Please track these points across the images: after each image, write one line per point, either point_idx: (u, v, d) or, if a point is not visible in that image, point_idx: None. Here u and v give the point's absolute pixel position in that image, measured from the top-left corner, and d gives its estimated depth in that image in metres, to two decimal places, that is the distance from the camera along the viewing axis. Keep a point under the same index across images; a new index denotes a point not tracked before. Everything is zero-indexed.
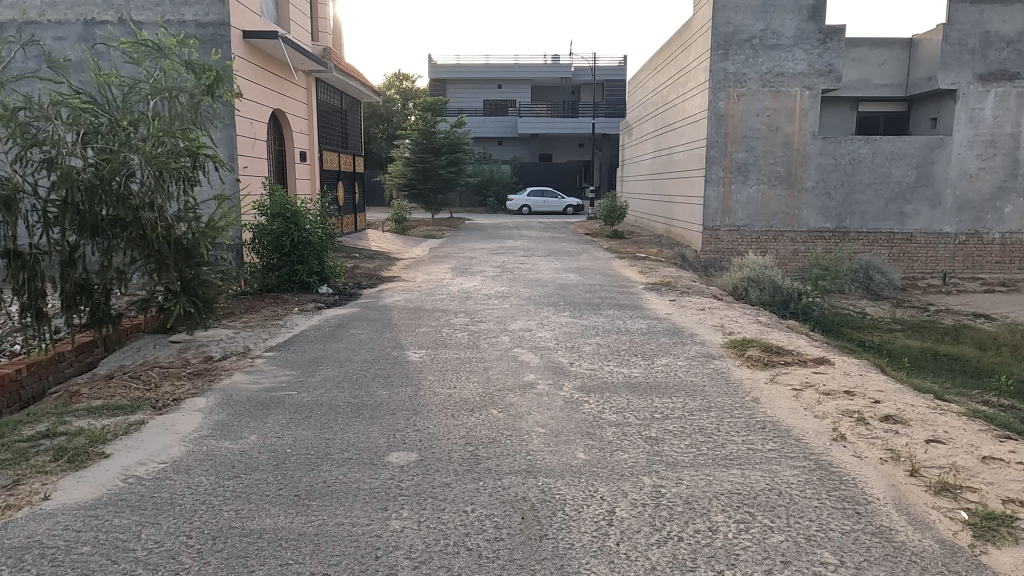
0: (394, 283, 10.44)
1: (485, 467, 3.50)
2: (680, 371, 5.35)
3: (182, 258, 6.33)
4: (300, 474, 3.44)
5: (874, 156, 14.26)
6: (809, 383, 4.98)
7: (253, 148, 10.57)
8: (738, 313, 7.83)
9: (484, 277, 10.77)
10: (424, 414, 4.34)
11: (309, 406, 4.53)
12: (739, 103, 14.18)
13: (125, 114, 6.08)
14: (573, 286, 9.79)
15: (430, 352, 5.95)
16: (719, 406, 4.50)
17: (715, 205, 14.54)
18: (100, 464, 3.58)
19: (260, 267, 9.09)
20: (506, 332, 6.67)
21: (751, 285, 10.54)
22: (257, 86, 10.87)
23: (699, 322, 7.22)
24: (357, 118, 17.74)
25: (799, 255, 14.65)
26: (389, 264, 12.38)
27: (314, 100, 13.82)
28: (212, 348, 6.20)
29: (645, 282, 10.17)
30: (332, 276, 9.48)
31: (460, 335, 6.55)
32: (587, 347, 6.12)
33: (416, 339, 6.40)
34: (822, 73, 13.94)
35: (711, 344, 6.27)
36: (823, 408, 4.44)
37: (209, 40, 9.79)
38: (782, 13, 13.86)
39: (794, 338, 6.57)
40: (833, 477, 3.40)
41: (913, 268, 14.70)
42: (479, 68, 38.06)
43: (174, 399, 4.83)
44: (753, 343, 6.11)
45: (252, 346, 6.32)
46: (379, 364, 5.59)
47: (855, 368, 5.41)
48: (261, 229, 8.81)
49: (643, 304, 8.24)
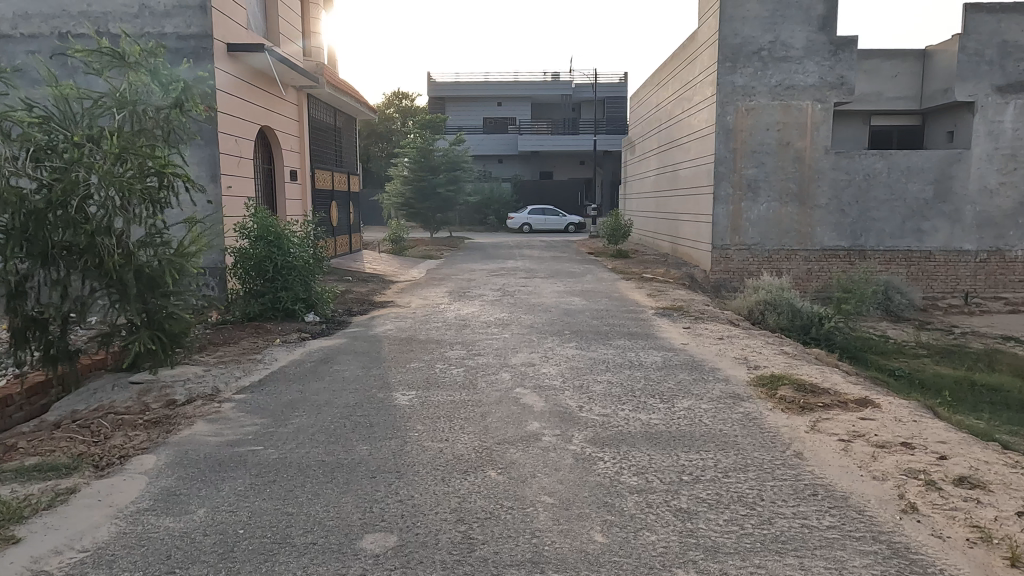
0: (386, 309, 9.77)
1: (481, 557, 2.82)
2: (705, 418, 4.66)
3: (146, 287, 5.81)
4: (249, 569, 2.76)
5: (890, 172, 13.69)
6: (858, 433, 4.28)
7: (237, 167, 10.01)
8: (759, 343, 7.13)
9: (482, 301, 10.11)
10: (409, 478, 3.65)
11: (274, 468, 3.84)
12: (749, 117, 13.68)
13: (84, 130, 5.60)
14: (578, 311, 9.12)
15: (421, 394, 5.26)
16: (757, 464, 3.81)
17: (724, 223, 13.96)
18: (3, 555, 2.89)
19: (243, 294, 8.48)
20: (506, 368, 6.00)
21: (767, 309, 9.84)
22: (243, 102, 10.35)
23: (720, 354, 6.55)
24: (353, 136, 17.16)
25: (814, 275, 14.01)
26: (383, 288, 11.74)
27: (305, 117, 13.26)
28: (177, 389, 5.51)
29: (655, 307, 9.51)
30: (320, 303, 8.80)
31: (455, 372, 5.87)
32: (597, 386, 5.44)
33: (405, 378, 5.71)
34: (834, 85, 13.43)
35: (736, 382, 5.56)
36: (881, 466, 3.76)
37: (191, 53, 9.28)
38: (792, 24, 13.41)
39: (827, 373, 5.90)
40: (915, 570, 2.71)
41: (933, 287, 14.05)
42: (479, 86, 37.46)
43: (121, 457, 4.17)
44: (783, 381, 5.44)
45: (222, 387, 5.62)
46: (361, 411, 4.88)
47: (907, 412, 4.70)
48: (243, 252, 8.25)
49: (656, 332, 7.56)
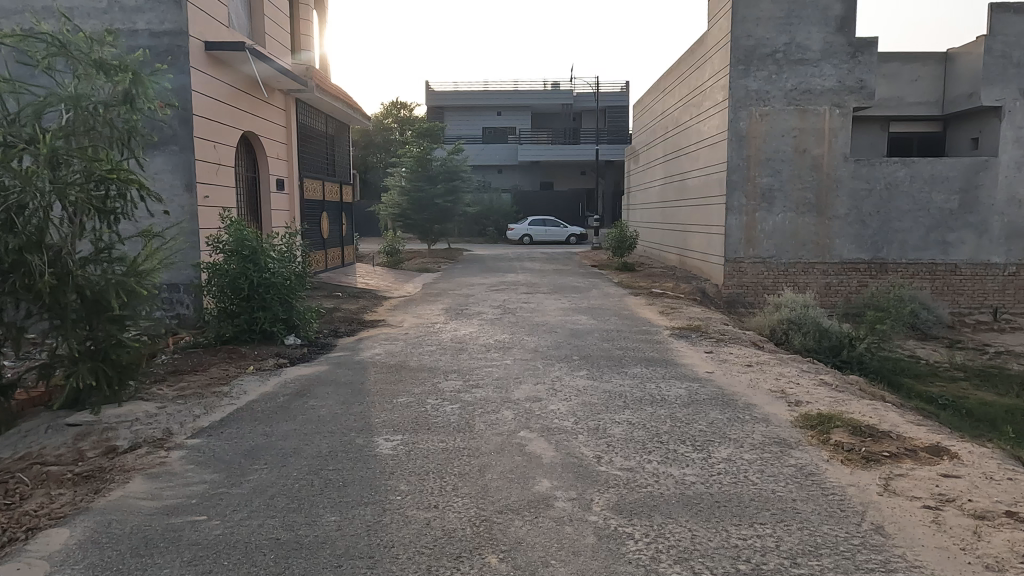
0: (376, 329, 8.94)
1: None
2: (751, 473, 3.83)
3: (88, 311, 4.99)
4: None
5: (912, 180, 12.94)
6: (948, 497, 3.44)
7: (215, 176, 9.23)
8: (794, 372, 6.30)
9: (482, 321, 9.29)
10: (386, 568, 2.82)
11: (214, 550, 3.01)
12: (764, 122, 12.92)
13: (16, 129, 4.79)
14: (587, 332, 8.30)
15: (407, 439, 4.43)
16: (830, 546, 2.98)
17: (737, 234, 13.18)
18: None
19: (216, 314, 7.68)
20: (508, 405, 5.17)
21: (791, 328, 9.05)
22: (222, 106, 9.58)
23: (752, 386, 5.73)
24: (346, 143, 16.42)
25: (832, 290, 13.21)
26: (375, 305, 10.92)
27: (294, 122, 12.50)
28: (120, 433, 4.67)
29: (670, 327, 8.70)
30: (302, 325, 7.98)
31: (449, 411, 5.04)
32: (616, 429, 4.60)
33: (390, 419, 4.88)
34: (853, 89, 12.69)
35: (779, 424, 4.72)
36: (990, 549, 2.93)
37: (163, 51, 8.51)
38: (807, 25, 12.69)
39: (882, 411, 5.07)
40: None
41: (959, 302, 13.24)
42: (480, 95, 36.99)
43: (29, 528, 3.33)
44: (836, 423, 4.62)
45: (175, 429, 4.79)
46: (335, 462, 4.05)
47: (996, 465, 3.88)
48: (216, 269, 7.45)
49: (676, 358, 6.74)
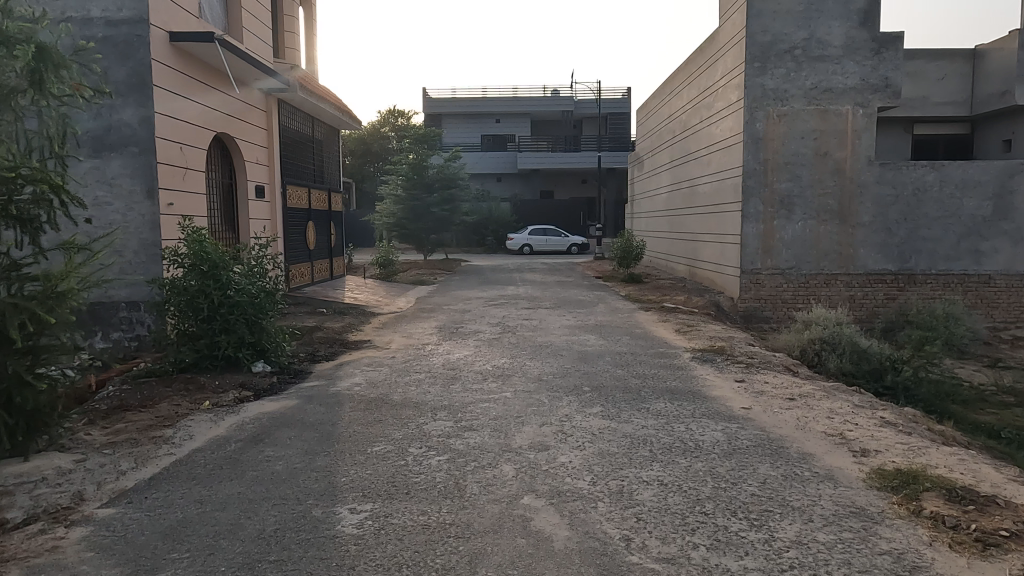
0: (359, 352, 7.96)
1: None
2: (835, 568, 2.84)
3: None
4: None
5: (942, 185, 12.00)
6: None
7: (181, 181, 8.28)
8: (847, 409, 5.30)
9: (477, 341, 8.31)
10: None
11: None
12: (782, 123, 12.02)
13: None
14: (597, 356, 7.33)
15: (379, 511, 3.44)
16: None
17: (754, 244, 12.23)
18: None
19: (173, 337, 6.70)
20: (507, 457, 4.18)
21: (824, 348, 8.08)
22: (190, 104, 8.64)
23: (803, 428, 4.75)
24: (336, 149, 15.50)
25: (857, 302, 12.24)
26: (360, 323, 9.94)
27: (275, 124, 11.57)
28: (17, 501, 3.68)
29: (689, 348, 7.73)
30: (273, 349, 7.00)
31: (435, 466, 4.07)
32: (645, 493, 3.62)
33: (359, 478, 3.90)
34: (878, 88, 11.78)
35: (851, 485, 3.73)
36: None
37: (120, 41, 7.56)
38: (828, 19, 11.79)
39: (971, 463, 4.08)
40: None
41: (994, 316, 12.25)
42: (477, 102, 36.07)
43: None
44: (925, 485, 3.63)
45: (87, 493, 3.79)
46: (278, 549, 3.06)
47: None
48: (173, 286, 6.49)
49: (704, 390, 5.76)
